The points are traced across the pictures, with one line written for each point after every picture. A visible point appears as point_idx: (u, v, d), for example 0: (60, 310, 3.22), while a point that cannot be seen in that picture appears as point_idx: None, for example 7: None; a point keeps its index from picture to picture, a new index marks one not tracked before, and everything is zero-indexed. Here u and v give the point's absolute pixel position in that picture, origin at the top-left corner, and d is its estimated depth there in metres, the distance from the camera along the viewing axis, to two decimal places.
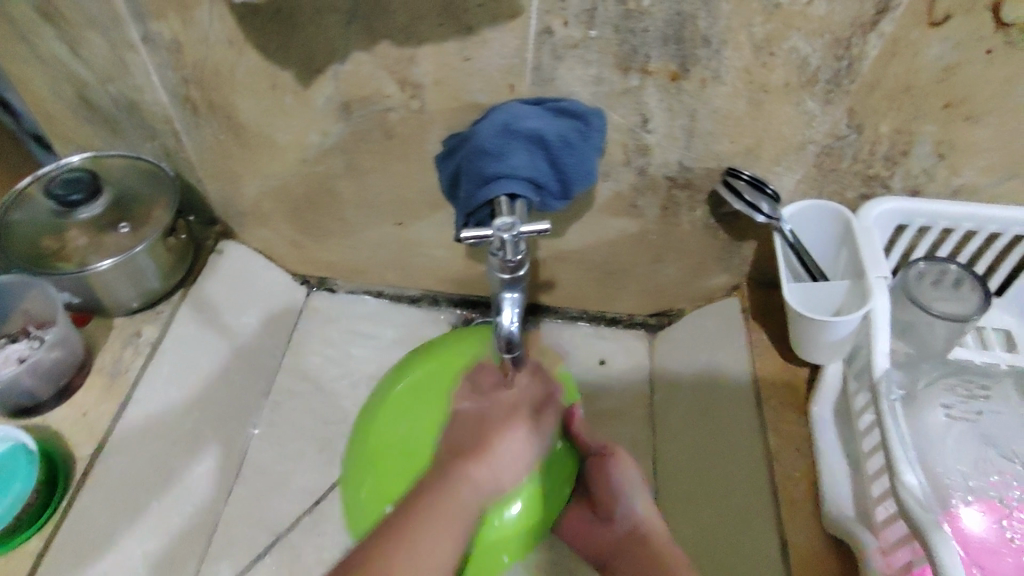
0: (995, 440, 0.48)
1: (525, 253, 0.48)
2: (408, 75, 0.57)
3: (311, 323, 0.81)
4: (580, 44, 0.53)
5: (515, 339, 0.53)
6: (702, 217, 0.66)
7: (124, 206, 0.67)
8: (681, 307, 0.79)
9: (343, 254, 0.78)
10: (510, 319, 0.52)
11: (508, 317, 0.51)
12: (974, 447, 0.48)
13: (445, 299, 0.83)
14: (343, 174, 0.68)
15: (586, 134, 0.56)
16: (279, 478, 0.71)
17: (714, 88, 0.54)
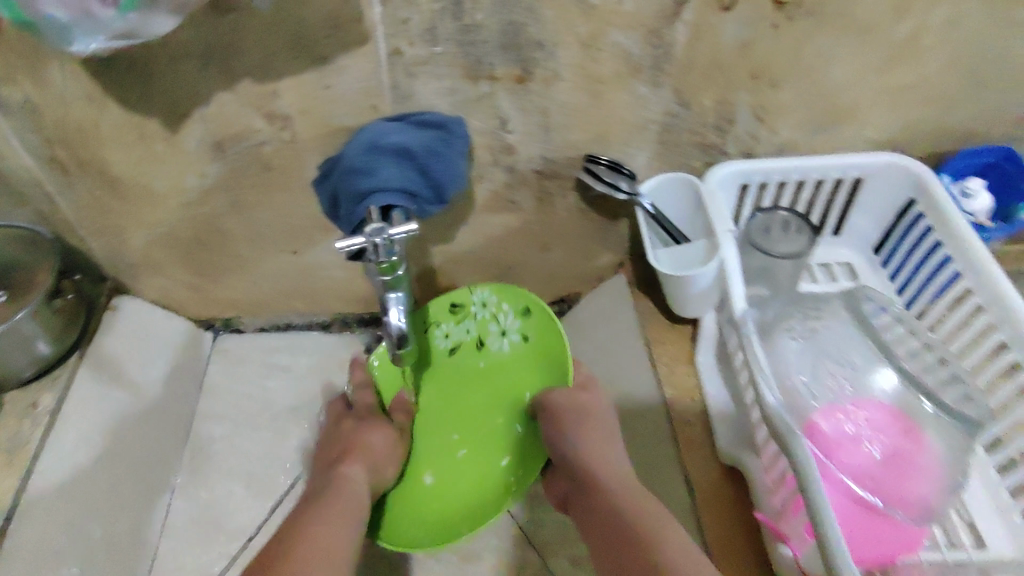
0: (829, 350, 0.56)
1: (401, 254, 0.51)
2: (274, 108, 0.60)
3: (222, 365, 0.82)
4: (429, 61, 0.57)
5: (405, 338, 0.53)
6: (574, 202, 0.72)
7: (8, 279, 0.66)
8: (578, 290, 0.85)
9: (243, 289, 0.79)
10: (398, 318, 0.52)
11: (394, 315, 0.52)
12: (814, 359, 0.55)
13: (355, 320, 0.85)
14: (228, 212, 0.69)
15: (450, 140, 0.61)
16: (207, 521, 0.71)
17: (556, 85, 0.60)
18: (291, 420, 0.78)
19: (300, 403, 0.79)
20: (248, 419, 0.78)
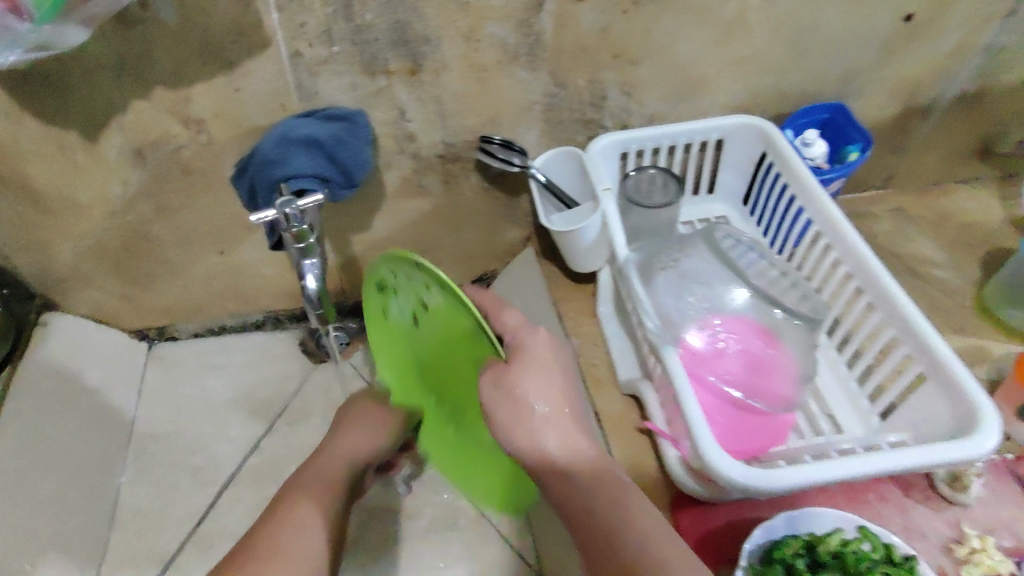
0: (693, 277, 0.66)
1: (309, 223, 0.57)
2: (189, 114, 0.66)
3: (159, 371, 0.85)
4: (328, 60, 0.65)
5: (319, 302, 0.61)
6: (477, 183, 0.80)
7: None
8: (493, 268, 0.93)
9: (174, 295, 0.82)
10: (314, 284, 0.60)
11: (310, 279, 0.59)
12: (683, 287, 0.65)
13: (287, 317, 0.89)
14: (153, 218, 0.73)
15: (355, 130, 0.68)
16: (154, 515, 0.74)
17: (445, 75, 0.69)
18: (232, 414, 0.82)
19: (239, 397, 0.83)
20: (188, 418, 0.81)
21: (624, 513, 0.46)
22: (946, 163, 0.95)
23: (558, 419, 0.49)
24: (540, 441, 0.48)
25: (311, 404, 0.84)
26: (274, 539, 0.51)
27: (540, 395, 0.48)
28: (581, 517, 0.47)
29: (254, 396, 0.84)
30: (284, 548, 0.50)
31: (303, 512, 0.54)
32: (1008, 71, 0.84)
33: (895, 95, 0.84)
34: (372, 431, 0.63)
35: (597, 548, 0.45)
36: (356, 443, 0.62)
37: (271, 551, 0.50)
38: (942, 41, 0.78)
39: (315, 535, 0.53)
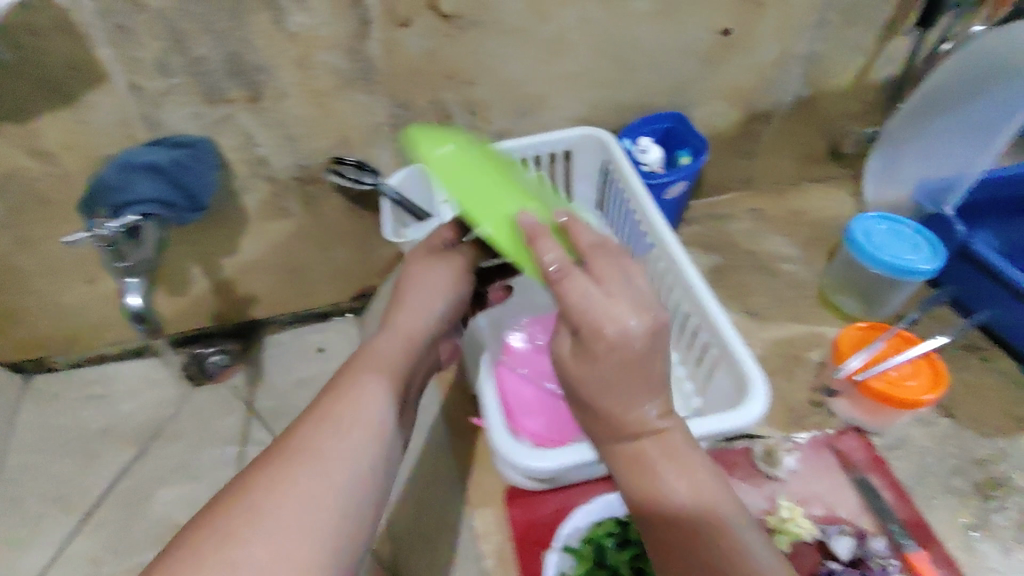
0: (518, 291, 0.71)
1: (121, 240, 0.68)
2: (38, 147, 0.69)
3: (36, 403, 0.86)
4: (167, 90, 0.69)
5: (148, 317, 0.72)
6: (340, 203, 0.83)
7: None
8: (374, 284, 0.95)
9: (48, 326, 0.84)
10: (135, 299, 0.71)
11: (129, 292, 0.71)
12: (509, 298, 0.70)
13: (168, 340, 0.91)
14: (15, 249, 0.76)
15: (198, 155, 0.71)
16: (21, 540, 0.75)
17: (286, 101, 0.73)
18: (106, 439, 0.83)
19: (115, 424, 0.84)
20: (61, 447, 0.82)
21: (709, 515, 0.40)
22: (800, 165, 1.01)
23: (628, 368, 0.42)
24: (640, 408, 0.42)
25: (184, 428, 0.85)
26: (275, 491, 0.37)
27: (635, 313, 0.41)
28: (649, 497, 0.42)
29: (129, 424, 0.85)
30: (266, 512, 0.35)
31: (354, 414, 0.43)
32: (835, 77, 0.90)
33: (733, 103, 0.90)
34: (429, 293, 0.55)
35: (668, 528, 0.41)
36: (424, 312, 0.54)
37: (261, 501, 0.36)
38: (764, 52, 0.84)
39: (383, 409, 0.44)
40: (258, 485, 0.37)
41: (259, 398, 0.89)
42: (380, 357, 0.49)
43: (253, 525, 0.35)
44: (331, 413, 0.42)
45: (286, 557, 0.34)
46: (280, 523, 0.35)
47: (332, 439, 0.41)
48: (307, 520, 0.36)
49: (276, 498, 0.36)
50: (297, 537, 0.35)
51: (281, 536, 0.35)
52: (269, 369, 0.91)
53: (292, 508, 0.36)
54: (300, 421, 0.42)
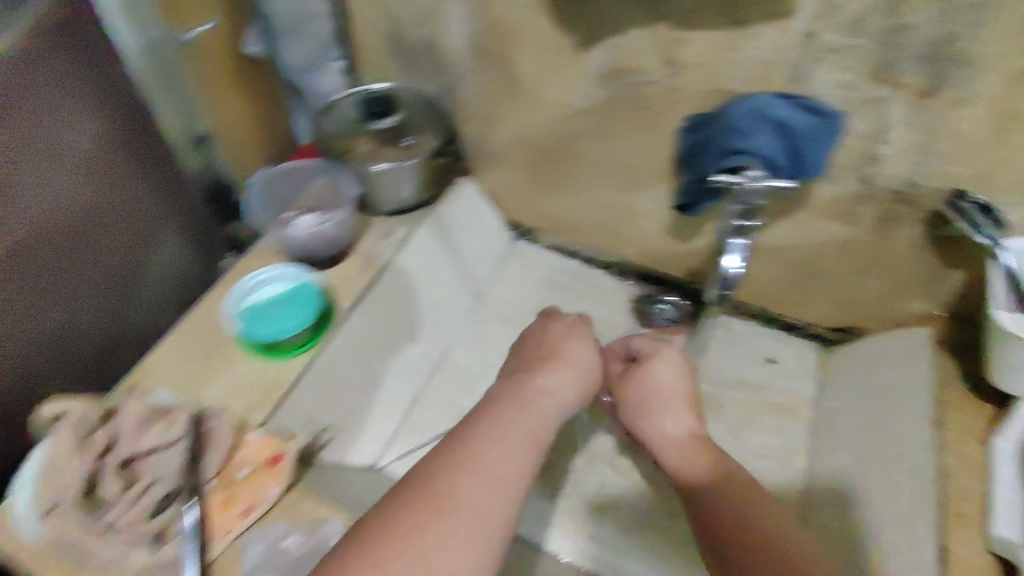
0: None
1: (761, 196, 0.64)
2: (675, 55, 0.66)
3: (514, 264, 0.92)
4: (842, 50, 0.59)
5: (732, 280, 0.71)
6: (916, 236, 0.69)
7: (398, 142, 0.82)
8: (865, 327, 0.81)
9: (562, 208, 0.88)
10: (734, 263, 0.70)
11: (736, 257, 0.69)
12: None
13: (633, 274, 0.91)
14: (587, 134, 0.78)
15: (828, 128, 0.61)
16: (474, 375, 0.79)
17: (961, 111, 0.58)
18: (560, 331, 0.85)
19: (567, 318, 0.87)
20: (519, 316, 0.86)
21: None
22: None
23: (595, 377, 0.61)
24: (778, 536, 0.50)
25: None
26: (498, 432, 0.49)
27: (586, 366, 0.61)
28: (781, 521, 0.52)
29: None
30: (447, 498, 0.43)
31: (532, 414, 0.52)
32: None
33: None
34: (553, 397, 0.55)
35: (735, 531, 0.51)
36: (562, 385, 0.57)
37: (429, 512, 0.42)
38: None
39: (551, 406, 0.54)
40: (441, 488, 0.43)
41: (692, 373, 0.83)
42: (551, 394, 0.56)
43: (457, 462, 0.45)
44: (536, 409, 0.53)
45: (443, 555, 0.40)
46: (451, 528, 0.42)
47: (545, 423, 0.52)
48: (469, 515, 0.42)
49: (466, 461, 0.46)
50: (451, 550, 0.41)
51: (454, 532, 0.41)
52: (715, 350, 0.84)
53: (457, 520, 0.42)
54: (514, 404, 0.53)
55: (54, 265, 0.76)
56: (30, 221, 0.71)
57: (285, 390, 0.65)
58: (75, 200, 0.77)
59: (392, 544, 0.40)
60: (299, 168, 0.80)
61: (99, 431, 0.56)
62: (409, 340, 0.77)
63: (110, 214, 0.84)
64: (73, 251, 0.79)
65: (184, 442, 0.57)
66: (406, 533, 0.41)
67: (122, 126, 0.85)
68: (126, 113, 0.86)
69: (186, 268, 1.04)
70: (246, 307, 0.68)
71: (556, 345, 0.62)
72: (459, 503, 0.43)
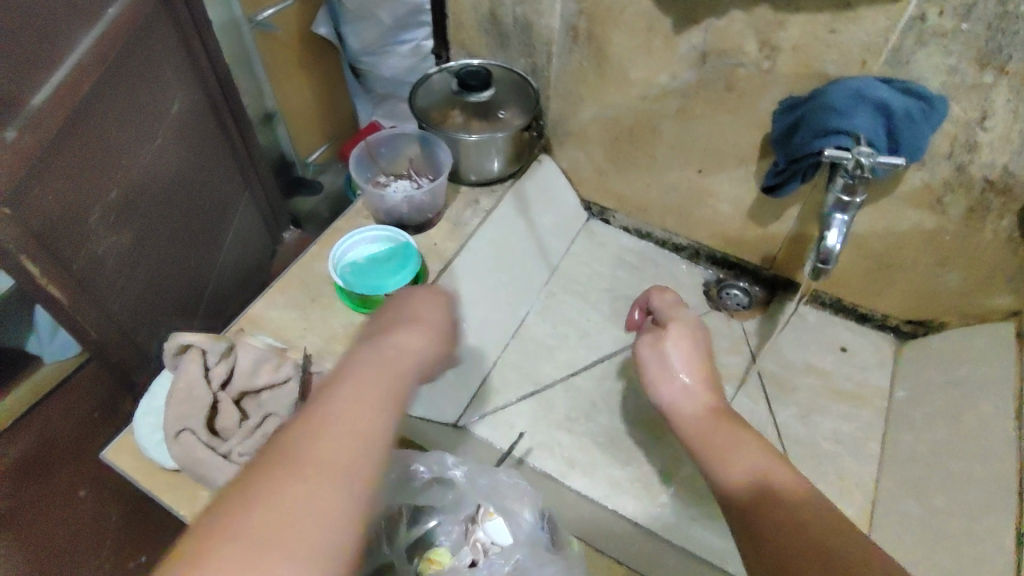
0: None
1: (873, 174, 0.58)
2: (771, 38, 0.67)
3: (587, 241, 0.95)
4: (948, 34, 0.59)
5: (830, 255, 0.60)
6: (1007, 229, 0.68)
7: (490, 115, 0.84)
8: (945, 320, 0.80)
9: (637, 189, 0.90)
10: (834, 238, 0.60)
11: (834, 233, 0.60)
12: None
13: (706, 256, 0.92)
14: (671, 115, 0.79)
15: (928, 113, 0.61)
16: (547, 345, 0.82)
17: None
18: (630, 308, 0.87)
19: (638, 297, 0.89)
20: (592, 291, 0.88)
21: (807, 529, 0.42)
22: None
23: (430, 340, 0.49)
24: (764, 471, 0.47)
25: None
26: (356, 382, 0.41)
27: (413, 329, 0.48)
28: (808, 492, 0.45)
29: None
30: (304, 459, 0.35)
31: (397, 355, 0.45)
32: None
33: None
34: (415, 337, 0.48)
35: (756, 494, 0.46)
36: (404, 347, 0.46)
37: (280, 477, 0.34)
38: None
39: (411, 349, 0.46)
40: (299, 449, 0.36)
41: (763, 357, 0.84)
42: (407, 353, 0.46)
43: (314, 420, 0.38)
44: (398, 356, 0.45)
45: (284, 539, 0.32)
46: (303, 497, 0.34)
47: (404, 378, 0.44)
48: (330, 478, 0.35)
49: (326, 422, 0.38)
50: (301, 530, 0.33)
51: (317, 493, 0.34)
52: (786, 336, 0.85)
53: (314, 487, 0.34)
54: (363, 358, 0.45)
55: (158, 217, 0.96)
56: (140, 179, 0.90)
57: None
58: (151, 178, 0.93)
59: (238, 517, 0.32)
60: (394, 136, 0.83)
61: (217, 369, 0.59)
62: (483, 300, 0.78)
63: (170, 189, 0.97)
64: (172, 208, 0.99)
65: (294, 382, 0.60)
66: (248, 503, 0.32)
67: (214, 110, 1.06)
68: (215, 97, 1.05)
69: (261, 243, 1.26)
70: (348, 264, 0.71)
71: (412, 309, 0.51)
72: (322, 465, 0.35)
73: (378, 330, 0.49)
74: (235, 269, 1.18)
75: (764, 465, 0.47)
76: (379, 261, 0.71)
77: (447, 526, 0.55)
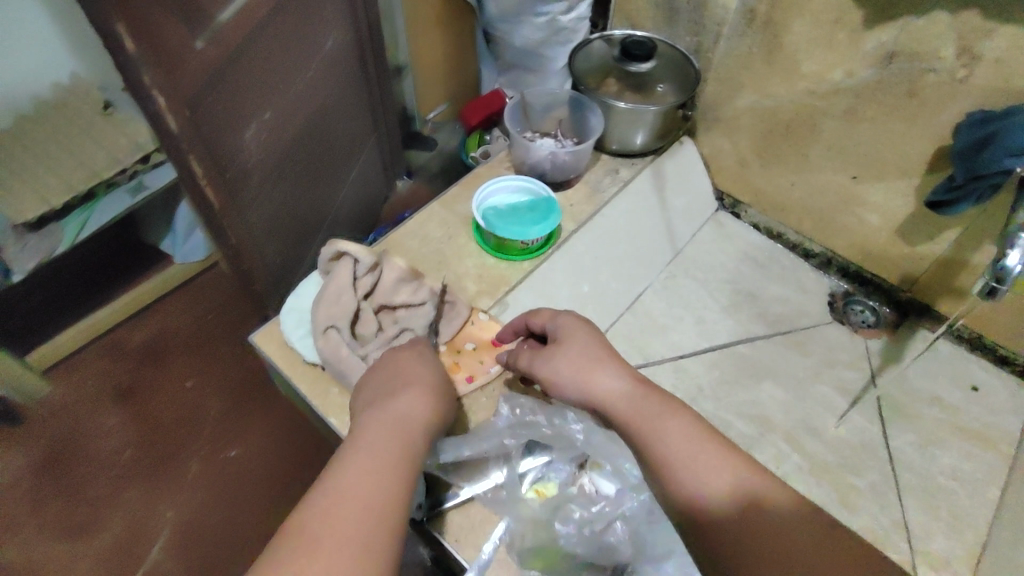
0: None
1: None
2: (974, 46, 0.63)
3: (714, 230, 0.93)
4: None
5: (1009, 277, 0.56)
6: None
7: (644, 88, 0.84)
8: None
9: (778, 187, 0.88)
10: (1017, 258, 0.56)
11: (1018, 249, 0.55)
12: None
13: (838, 266, 0.89)
14: (836, 115, 0.76)
15: None
16: (659, 324, 0.82)
17: None
18: (749, 304, 0.85)
19: (759, 295, 0.86)
20: (712, 280, 0.87)
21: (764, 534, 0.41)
22: None
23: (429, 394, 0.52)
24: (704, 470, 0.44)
25: (814, 344, 0.82)
26: (361, 455, 0.44)
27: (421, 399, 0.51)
28: (740, 486, 0.43)
29: (769, 302, 0.86)
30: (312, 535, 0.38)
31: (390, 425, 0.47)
32: None
33: None
34: (416, 395, 0.51)
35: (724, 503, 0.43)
36: (408, 408, 0.50)
37: (294, 548, 0.37)
38: None
39: (418, 406, 0.50)
40: (310, 520, 0.39)
41: (886, 379, 0.80)
42: (412, 418, 0.49)
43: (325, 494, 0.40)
44: (393, 422, 0.48)
45: None
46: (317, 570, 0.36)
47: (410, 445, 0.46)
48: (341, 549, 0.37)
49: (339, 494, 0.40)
50: None
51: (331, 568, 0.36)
52: (916, 365, 0.81)
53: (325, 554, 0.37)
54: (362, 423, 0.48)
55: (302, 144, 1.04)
56: (274, 120, 0.94)
57: (510, 287, 0.70)
58: (286, 122, 0.97)
59: None
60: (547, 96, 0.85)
61: (366, 276, 0.64)
62: (604, 268, 0.79)
63: (298, 137, 1.01)
64: (314, 139, 1.06)
65: (429, 306, 0.64)
66: None
67: (359, 52, 1.12)
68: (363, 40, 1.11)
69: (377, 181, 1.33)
70: (489, 208, 0.73)
71: (409, 369, 0.55)
72: (333, 543, 0.38)
73: (373, 399, 0.51)
74: (352, 205, 1.26)
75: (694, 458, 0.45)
76: (517, 210, 0.73)
77: (557, 466, 0.57)
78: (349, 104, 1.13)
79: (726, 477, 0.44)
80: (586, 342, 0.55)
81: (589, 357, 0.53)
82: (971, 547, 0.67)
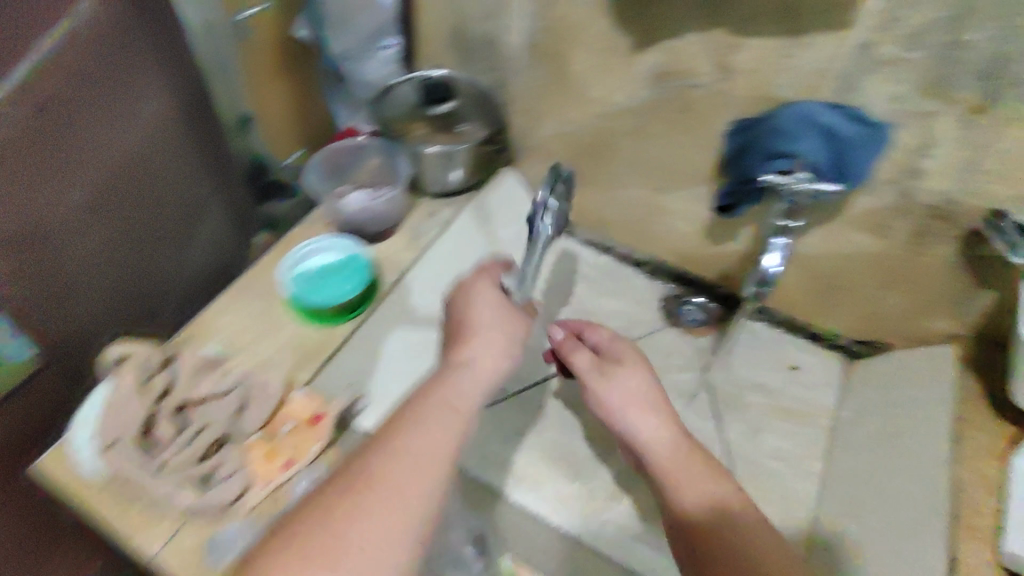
0: None
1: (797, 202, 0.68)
2: (727, 61, 0.68)
3: (546, 254, 0.95)
4: (894, 62, 0.59)
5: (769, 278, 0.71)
6: (950, 254, 0.69)
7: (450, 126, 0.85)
8: (891, 341, 0.82)
9: (596, 204, 0.91)
10: (774, 262, 0.71)
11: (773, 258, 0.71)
12: None
13: (666, 271, 0.92)
14: (628, 133, 0.80)
15: (873, 140, 0.64)
16: None
17: (1013, 129, 0.58)
18: (585, 324, 0.89)
19: (593, 314, 0.91)
20: (548, 306, 0.90)
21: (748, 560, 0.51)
22: None
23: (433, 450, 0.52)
24: (693, 493, 0.57)
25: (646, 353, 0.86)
26: (345, 533, 0.46)
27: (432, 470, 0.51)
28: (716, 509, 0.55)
29: (603, 320, 0.90)
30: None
31: (456, 391, 0.57)
32: None
33: None
34: (433, 445, 0.52)
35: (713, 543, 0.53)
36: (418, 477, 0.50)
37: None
38: None
39: (426, 475, 0.51)
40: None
41: (713, 374, 0.85)
42: (404, 494, 0.49)
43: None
44: (457, 382, 0.58)
45: None
46: None
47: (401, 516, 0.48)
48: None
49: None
50: None
51: None
52: (739, 353, 0.87)
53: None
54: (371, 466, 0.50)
55: (95, 206, 0.86)
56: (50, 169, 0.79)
57: (332, 353, 0.68)
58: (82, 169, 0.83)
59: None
60: (355, 146, 0.84)
61: (158, 376, 0.60)
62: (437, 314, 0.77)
63: (103, 186, 0.86)
64: (116, 201, 0.89)
65: (236, 392, 0.61)
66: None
67: (188, 108, 0.98)
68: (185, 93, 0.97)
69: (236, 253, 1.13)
70: (298, 273, 0.71)
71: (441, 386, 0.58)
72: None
73: (384, 454, 0.51)
74: (199, 268, 1.05)
75: (713, 500, 0.56)
76: (328, 271, 0.72)
77: None
78: (172, 161, 0.97)
79: (720, 509, 0.55)
80: (649, 389, 0.64)
81: (647, 404, 0.63)
82: (801, 523, 0.72)
